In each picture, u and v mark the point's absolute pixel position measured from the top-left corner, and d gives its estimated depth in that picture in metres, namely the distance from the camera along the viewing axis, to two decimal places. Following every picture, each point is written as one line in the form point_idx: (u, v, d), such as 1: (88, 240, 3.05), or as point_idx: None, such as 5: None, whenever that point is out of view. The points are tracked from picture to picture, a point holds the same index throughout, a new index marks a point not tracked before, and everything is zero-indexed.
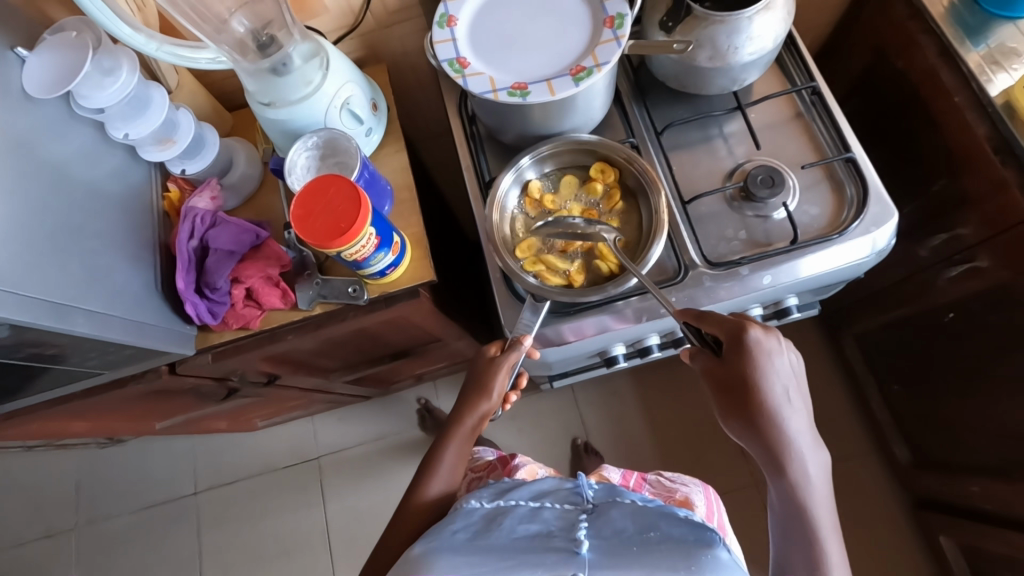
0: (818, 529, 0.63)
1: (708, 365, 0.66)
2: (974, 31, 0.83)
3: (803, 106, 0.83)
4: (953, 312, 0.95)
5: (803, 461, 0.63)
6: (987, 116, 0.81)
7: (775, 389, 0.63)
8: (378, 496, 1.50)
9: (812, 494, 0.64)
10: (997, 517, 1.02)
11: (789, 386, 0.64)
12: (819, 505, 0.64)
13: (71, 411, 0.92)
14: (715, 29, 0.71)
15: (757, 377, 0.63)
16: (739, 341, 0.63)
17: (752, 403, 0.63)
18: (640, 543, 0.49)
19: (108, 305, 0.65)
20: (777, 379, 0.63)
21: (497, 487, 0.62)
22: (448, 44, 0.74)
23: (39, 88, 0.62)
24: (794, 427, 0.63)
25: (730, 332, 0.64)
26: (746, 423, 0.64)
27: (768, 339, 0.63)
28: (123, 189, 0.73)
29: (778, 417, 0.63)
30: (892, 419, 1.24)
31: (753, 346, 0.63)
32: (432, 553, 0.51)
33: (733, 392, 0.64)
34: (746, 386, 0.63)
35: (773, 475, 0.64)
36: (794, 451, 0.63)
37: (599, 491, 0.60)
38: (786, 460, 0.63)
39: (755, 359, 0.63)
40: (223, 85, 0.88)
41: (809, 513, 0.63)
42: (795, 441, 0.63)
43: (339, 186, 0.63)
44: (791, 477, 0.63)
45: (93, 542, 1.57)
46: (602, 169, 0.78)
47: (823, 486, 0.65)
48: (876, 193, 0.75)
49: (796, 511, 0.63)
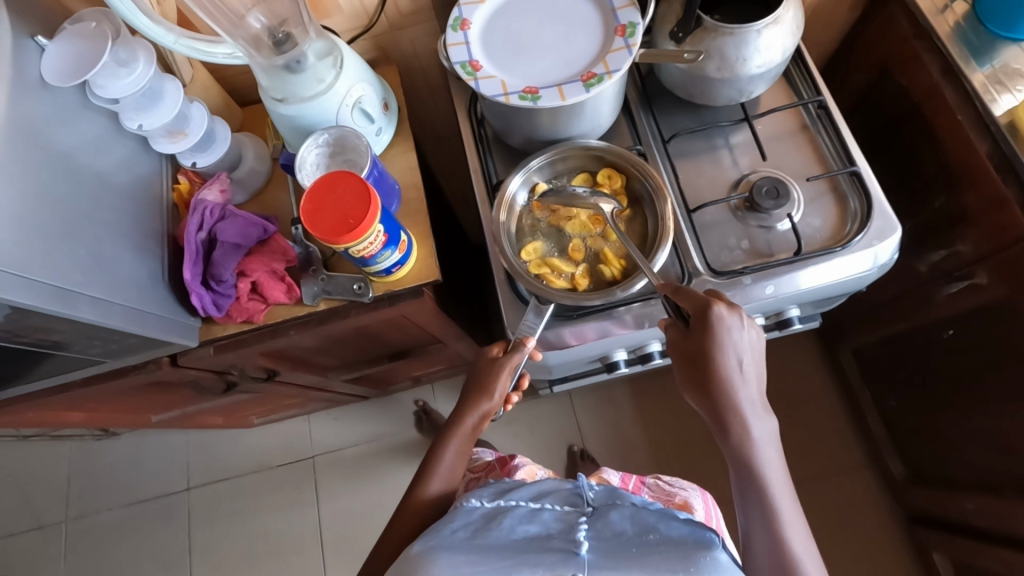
0: (771, 501, 0.63)
1: (673, 336, 0.67)
2: (979, 52, 0.84)
3: (809, 119, 0.84)
4: (951, 328, 0.96)
5: (755, 432, 0.65)
6: (990, 135, 0.82)
7: (731, 363, 0.64)
8: (371, 497, 1.49)
9: (766, 466, 0.64)
10: (991, 534, 1.02)
11: (746, 361, 0.65)
12: (773, 477, 0.64)
13: (69, 400, 0.91)
14: (724, 40, 0.72)
15: (713, 350, 0.63)
16: (702, 315, 0.64)
17: (707, 374, 0.64)
18: (640, 545, 0.49)
19: (113, 293, 0.65)
20: (734, 353, 0.64)
21: (496, 487, 0.62)
22: (461, 46, 0.74)
23: (57, 76, 0.63)
24: (745, 398, 0.65)
25: (695, 307, 0.64)
26: (701, 391, 0.66)
27: (731, 315, 0.63)
28: (132, 179, 0.74)
29: (729, 387, 0.64)
30: (888, 435, 1.24)
31: (715, 321, 0.63)
32: (432, 551, 0.51)
33: (690, 362, 0.66)
34: (703, 357, 0.64)
35: (723, 443, 0.66)
36: (741, 420, 0.64)
37: (600, 492, 0.60)
38: (736, 428, 0.64)
39: (714, 334, 0.63)
40: (235, 80, 0.89)
41: (760, 483, 0.63)
42: (746, 411, 0.65)
43: (348, 183, 0.64)
44: (737, 445, 0.65)
45: (82, 535, 1.56)
46: (609, 175, 0.79)
47: (776, 460, 0.65)
48: (880, 206, 0.76)
49: (744, 479, 0.64)
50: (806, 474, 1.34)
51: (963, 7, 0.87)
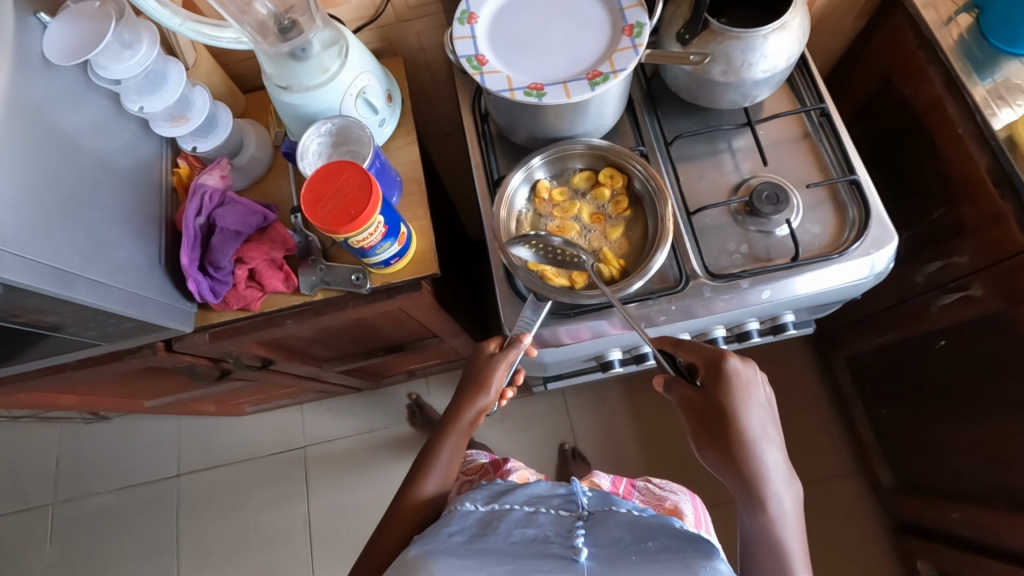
0: (790, 557, 0.64)
1: (683, 393, 0.69)
2: (981, 65, 0.84)
3: (811, 127, 0.84)
4: (944, 339, 0.97)
5: (777, 494, 0.65)
6: (989, 148, 0.82)
7: (751, 422, 0.65)
8: (363, 490, 1.49)
9: (785, 525, 0.65)
10: (976, 544, 1.03)
11: (765, 418, 0.66)
12: (791, 533, 0.65)
13: (61, 382, 0.91)
14: (730, 44, 0.72)
15: (734, 407, 0.65)
16: (719, 369, 0.66)
17: (728, 435, 0.65)
18: (638, 553, 0.50)
19: (112, 276, 0.65)
20: (753, 410, 0.66)
21: (490, 489, 0.62)
22: (467, 40, 0.74)
23: (59, 54, 0.62)
24: (769, 460, 0.65)
25: (712, 361, 0.67)
26: (721, 452, 0.66)
27: (745, 369, 0.66)
28: (133, 162, 0.73)
29: (754, 449, 0.65)
30: (878, 443, 1.26)
31: (732, 375, 0.66)
32: (430, 554, 0.51)
33: (708, 421, 0.66)
34: (723, 414, 0.65)
35: (748, 509, 0.65)
36: (768, 483, 0.64)
37: (593, 498, 0.60)
38: (761, 492, 0.64)
39: (732, 389, 0.66)
40: (239, 66, 0.88)
41: (780, 541, 0.64)
42: (771, 472, 0.64)
43: (351, 172, 0.64)
44: (764, 509, 0.64)
45: (71, 520, 1.55)
46: (611, 175, 0.79)
47: (796, 519, 0.66)
48: (878, 215, 0.76)
49: (768, 542, 0.64)
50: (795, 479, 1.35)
51: (967, 20, 0.86)
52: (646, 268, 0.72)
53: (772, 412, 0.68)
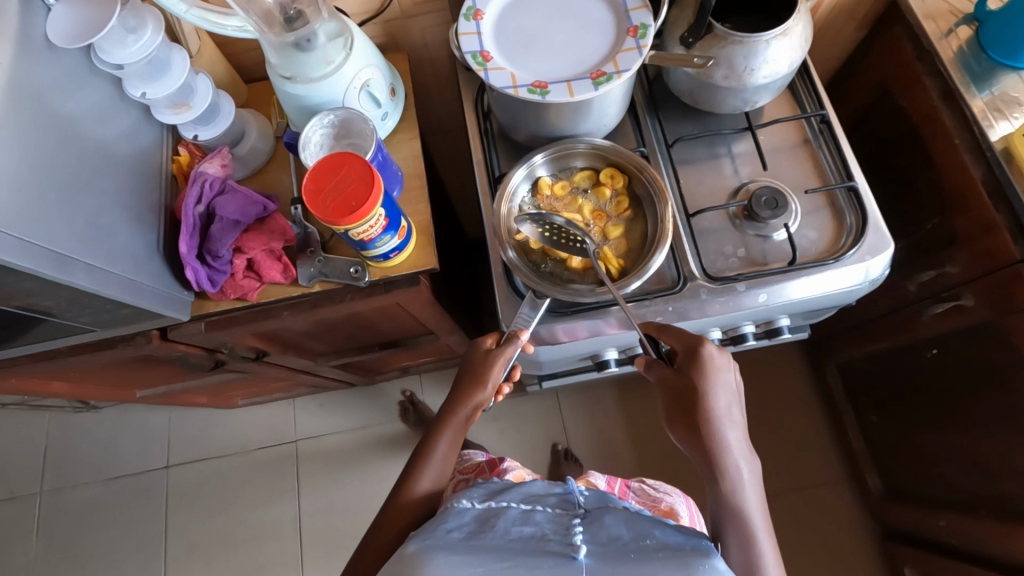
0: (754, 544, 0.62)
1: (660, 373, 0.70)
2: (979, 78, 0.85)
3: (811, 133, 0.85)
4: (935, 348, 0.98)
5: (740, 473, 0.65)
6: (985, 160, 0.83)
7: (720, 404, 0.66)
8: (354, 486, 1.49)
9: (749, 509, 0.64)
10: (962, 552, 1.04)
11: (733, 403, 0.67)
12: (756, 520, 0.64)
13: (53, 369, 0.90)
14: (733, 49, 0.72)
15: (703, 388, 0.66)
16: (692, 351, 0.67)
17: (696, 414, 0.65)
18: (637, 551, 0.50)
19: (109, 262, 0.65)
20: (721, 391, 0.66)
21: (486, 487, 0.62)
22: (472, 37, 0.74)
23: (62, 37, 0.62)
24: (733, 442, 0.65)
25: (685, 343, 0.68)
26: (689, 432, 0.67)
27: (718, 354, 0.67)
28: (134, 149, 0.73)
29: (720, 430, 0.65)
30: (868, 450, 1.27)
31: (704, 357, 0.66)
32: (429, 551, 0.51)
33: (678, 400, 0.67)
34: (693, 395, 0.66)
35: (712, 492, 0.65)
36: (731, 466, 0.64)
37: (589, 496, 0.60)
38: (722, 469, 0.64)
39: (702, 369, 0.66)
40: (242, 56, 0.88)
41: (743, 524, 0.63)
42: (733, 451, 0.65)
43: (353, 164, 0.64)
44: (728, 493, 0.64)
45: (57, 510, 1.54)
46: (612, 175, 0.79)
47: (761, 508, 0.65)
48: (874, 222, 0.77)
49: (730, 528, 0.63)
50: (785, 484, 1.36)
51: (966, 33, 0.87)
52: (645, 269, 0.72)
53: (740, 398, 0.69)
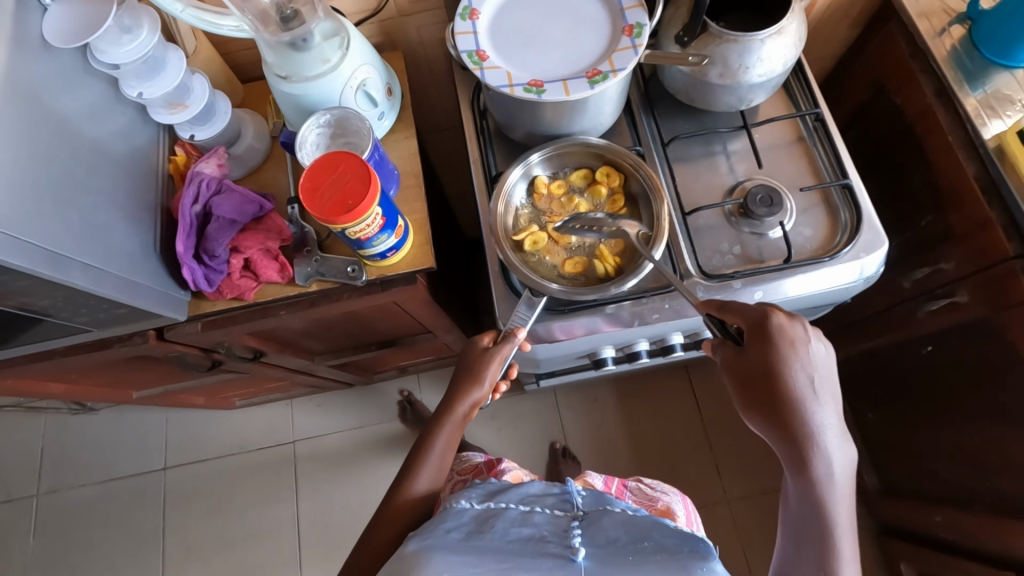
0: (834, 527, 0.59)
1: (728, 354, 0.65)
2: (973, 76, 0.85)
3: (805, 131, 0.85)
4: (931, 344, 0.98)
5: (829, 457, 0.59)
6: (979, 157, 0.84)
7: (801, 381, 0.60)
8: (351, 486, 1.49)
9: (833, 493, 0.60)
10: (957, 548, 1.05)
11: (818, 379, 0.61)
12: (839, 503, 0.60)
13: (49, 369, 0.90)
14: (728, 48, 0.73)
15: (781, 365, 0.60)
16: (764, 327, 0.62)
17: (775, 393, 0.60)
18: (634, 553, 0.50)
19: (104, 261, 0.64)
20: (803, 367, 0.61)
21: (484, 488, 0.62)
22: (468, 36, 0.75)
23: (58, 36, 0.62)
24: (820, 421, 0.60)
25: (753, 319, 0.63)
26: (768, 415, 0.61)
27: (793, 327, 0.62)
28: (130, 148, 0.73)
29: (804, 409, 0.60)
30: (864, 447, 1.27)
31: (778, 333, 0.61)
32: (428, 550, 0.51)
33: (752, 381, 0.62)
34: (771, 374, 0.61)
35: (795, 475, 0.60)
36: (817, 446, 0.59)
37: (588, 497, 0.60)
38: (808, 453, 0.59)
39: (780, 346, 0.61)
40: (238, 56, 0.88)
41: (827, 508, 0.59)
42: (822, 433, 0.59)
43: (349, 163, 0.64)
44: (814, 476, 0.59)
45: (54, 511, 1.53)
46: (607, 174, 0.79)
47: (847, 489, 0.60)
48: (869, 220, 0.77)
49: (813, 512, 0.59)
50: None
51: (960, 31, 0.88)
52: (641, 266, 0.73)
53: (829, 374, 0.62)
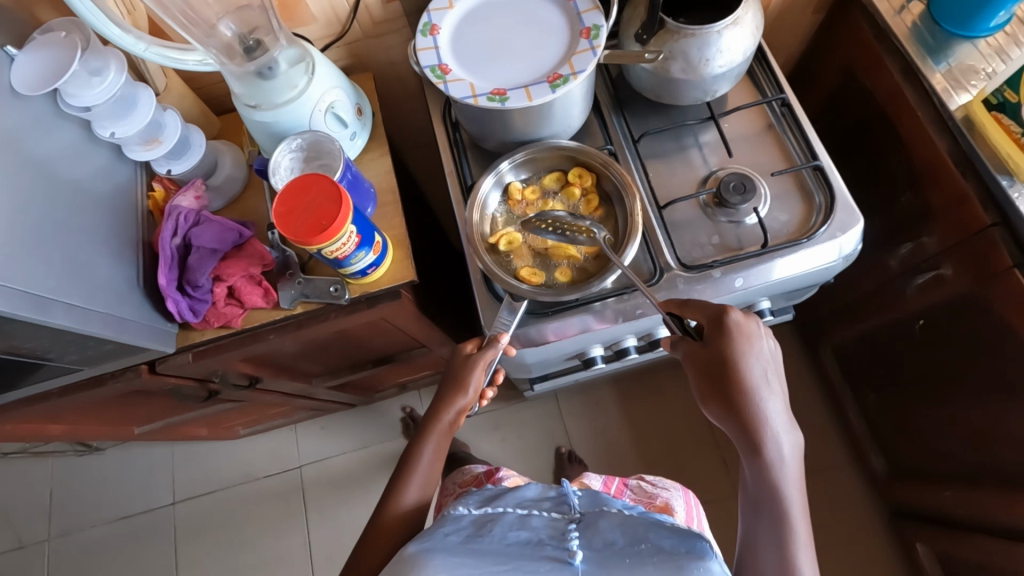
0: (788, 507, 0.62)
1: (688, 350, 0.68)
2: (934, 50, 0.87)
3: (774, 118, 0.86)
4: (922, 319, 0.98)
5: (778, 440, 0.63)
6: (948, 130, 0.85)
7: (753, 372, 0.64)
8: (360, 507, 1.49)
9: (786, 475, 0.63)
10: (969, 523, 1.04)
11: (769, 370, 0.65)
12: (791, 482, 0.63)
13: (47, 411, 0.91)
14: (686, 42, 0.74)
15: (735, 358, 0.64)
16: (720, 324, 0.65)
17: (729, 383, 0.63)
18: (632, 555, 0.50)
19: (89, 299, 0.65)
20: (756, 359, 0.64)
21: (482, 494, 0.62)
22: (431, 51, 0.76)
23: (26, 85, 0.64)
24: (771, 408, 0.63)
25: (712, 316, 0.66)
26: (725, 405, 0.64)
27: (748, 324, 0.65)
28: (108, 187, 0.74)
29: (756, 398, 0.63)
30: (868, 428, 1.27)
31: (733, 329, 0.64)
32: (428, 551, 0.51)
33: (711, 374, 0.65)
34: (725, 367, 0.64)
35: (749, 457, 0.64)
36: (769, 431, 0.63)
37: (584, 498, 0.60)
38: (761, 438, 0.63)
39: (735, 340, 0.64)
40: (211, 89, 0.90)
41: (779, 491, 0.63)
42: (773, 421, 0.63)
43: (320, 184, 0.65)
44: (766, 459, 0.63)
45: (65, 554, 1.53)
46: (580, 174, 0.80)
47: (796, 469, 0.64)
48: (843, 200, 0.78)
49: (766, 492, 0.63)
50: None
51: (919, 7, 0.90)
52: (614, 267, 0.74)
53: (777, 364, 0.66)
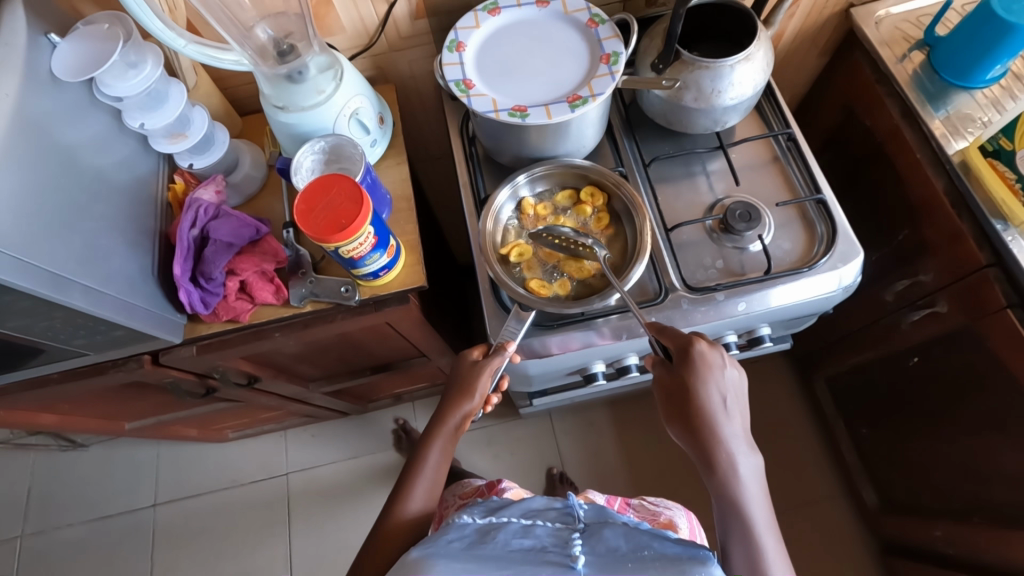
0: (752, 526, 0.63)
1: (658, 372, 0.71)
2: (933, 97, 0.90)
3: (779, 150, 0.89)
4: (916, 355, 1.00)
5: (736, 461, 0.66)
6: (946, 172, 0.88)
7: (712, 398, 0.67)
8: (347, 518, 1.46)
9: (747, 495, 0.65)
10: (960, 562, 1.04)
11: (729, 398, 0.68)
12: (754, 505, 0.65)
13: (43, 398, 0.90)
14: (700, 73, 0.77)
15: (694, 384, 0.67)
16: (686, 352, 0.68)
17: (689, 407, 0.67)
18: (634, 561, 0.50)
19: (105, 283, 0.66)
20: (718, 387, 0.67)
21: (487, 504, 0.61)
22: (455, 66, 0.79)
23: (66, 71, 0.66)
24: (728, 430, 0.67)
25: (679, 345, 0.69)
26: (686, 426, 0.68)
27: (712, 352, 0.68)
28: (131, 177, 0.76)
29: (714, 421, 0.66)
30: (860, 463, 1.27)
31: (697, 357, 0.67)
32: (430, 557, 0.51)
33: (674, 398, 0.69)
34: (687, 393, 0.67)
35: (708, 476, 0.67)
36: (725, 451, 0.66)
37: (589, 510, 0.60)
38: (719, 459, 0.66)
39: (697, 369, 0.67)
40: (237, 90, 0.92)
41: (742, 510, 0.64)
42: (731, 444, 0.66)
43: (342, 185, 0.67)
44: (723, 477, 0.66)
45: (38, 553, 1.49)
46: (592, 194, 0.83)
47: (758, 489, 0.66)
48: (844, 232, 0.80)
49: (728, 511, 0.65)
50: (781, 501, 1.35)
51: (919, 57, 0.94)
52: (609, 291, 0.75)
53: (738, 392, 0.69)
